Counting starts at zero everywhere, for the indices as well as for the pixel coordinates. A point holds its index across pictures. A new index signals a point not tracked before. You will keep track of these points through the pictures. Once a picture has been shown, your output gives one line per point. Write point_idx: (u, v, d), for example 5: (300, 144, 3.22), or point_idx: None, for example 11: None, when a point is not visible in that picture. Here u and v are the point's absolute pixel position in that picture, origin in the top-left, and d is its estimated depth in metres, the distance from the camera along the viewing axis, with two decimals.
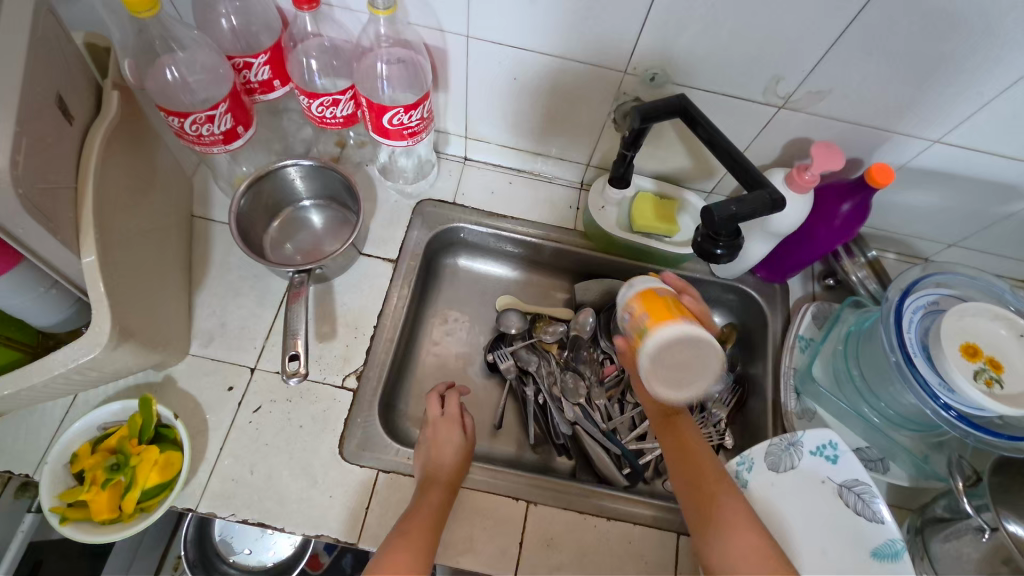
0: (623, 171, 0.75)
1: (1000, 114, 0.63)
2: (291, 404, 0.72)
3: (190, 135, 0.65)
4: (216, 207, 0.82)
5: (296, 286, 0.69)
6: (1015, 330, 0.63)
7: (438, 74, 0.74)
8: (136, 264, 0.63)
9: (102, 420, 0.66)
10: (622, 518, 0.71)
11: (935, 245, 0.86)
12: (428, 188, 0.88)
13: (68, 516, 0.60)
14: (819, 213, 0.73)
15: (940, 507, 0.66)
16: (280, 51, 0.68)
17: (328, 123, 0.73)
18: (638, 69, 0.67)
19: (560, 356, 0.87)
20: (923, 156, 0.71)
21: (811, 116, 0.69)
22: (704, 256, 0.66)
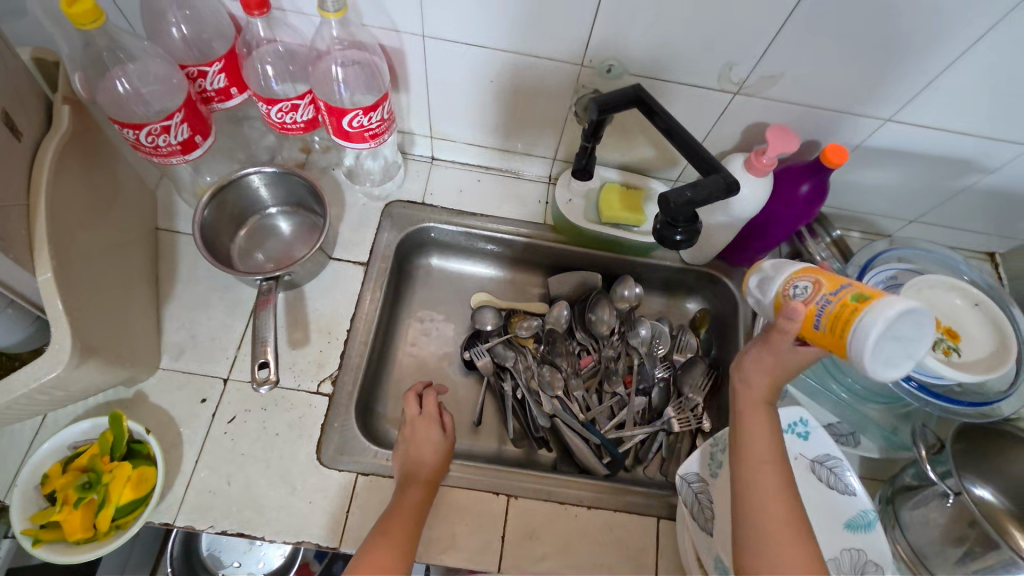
0: (585, 163, 0.75)
1: (943, 91, 0.65)
2: (266, 412, 0.72)
3: (146, 147, 0.64)
4: (181, 219, 0.81)
5: (265, 293, 0.69)
6: (971, 299, 0.65)
7: (398, 75, 0.74)
8: (98, 280, 0.62)
9: (72, 439, 0.65)
10: (602, 505, 0.72)
11: (897, 222, 0.89)
12: (396, 189, 0.88)
13: (41, 537, 0.59)
14: (779, 195, 0.74)
15: (909, 476, 0.68)
16: (234, 58, 0.67)
17: (290, 128, 0.73)
18: (594, 62, 0.68)
19: (536, 350, 0.87)
20: (876, 135, 0.73)
21: (766, 101, 0.70)
22: (663, 243, 0.66)
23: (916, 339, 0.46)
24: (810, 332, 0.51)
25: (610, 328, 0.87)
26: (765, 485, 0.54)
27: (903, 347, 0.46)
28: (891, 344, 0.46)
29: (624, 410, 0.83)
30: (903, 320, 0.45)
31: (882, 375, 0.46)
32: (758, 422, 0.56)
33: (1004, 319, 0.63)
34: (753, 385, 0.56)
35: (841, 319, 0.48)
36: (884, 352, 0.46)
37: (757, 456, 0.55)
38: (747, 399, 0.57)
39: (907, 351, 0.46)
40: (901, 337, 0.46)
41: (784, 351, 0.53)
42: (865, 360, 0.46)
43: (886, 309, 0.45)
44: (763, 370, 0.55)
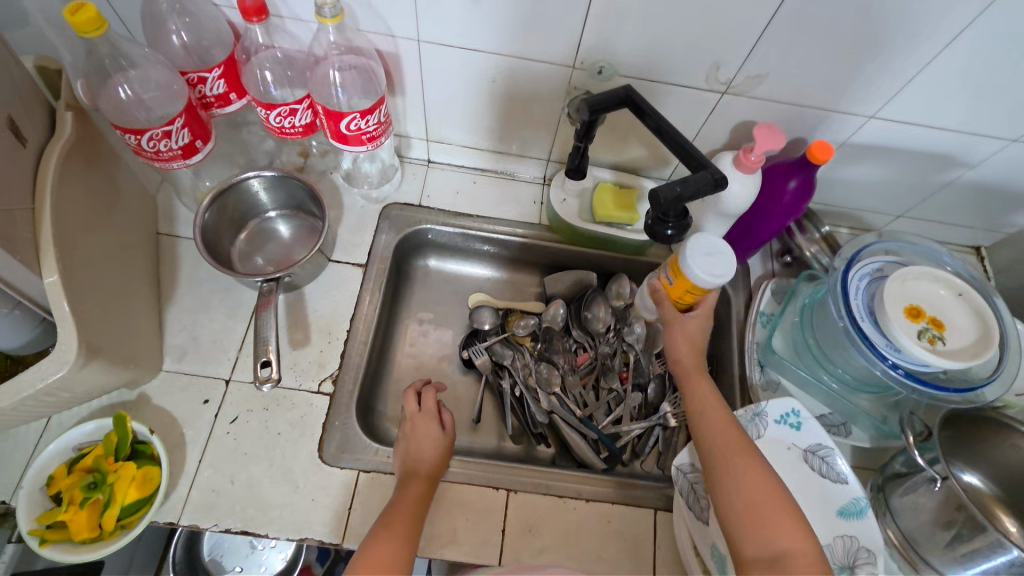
0: (579, 163, 0.76)
1: (924, 88, 0.67)
2: (267, 412, 0.73)
3: (147, 152, 0.65)
4: (181, 223, 0.82)
5: (265, 294, 0.70)
6: (954, 289, 0.67)
7: (393, 79, 0.76)
8: (102, 283, 0.63)
9: (77, 440, 0.66)
10: (600, 498, 0.73)
11: (884, 217, 0.91)
12: (393, 192, 0.89)
13: (48, 537, 0.60)
14: (768, 192, 0.76)
15: (899, 463, 0.69)
16: (233, 64, 0.69)
17: (288, 133, 0.74)
18: (585, 64, 0.70)
19: (534, 348, 0.89)
20: (860, 131, 0.75)
21: (753, 100, 0.72)
22: (656, 239, 0.68)
23: (717, 255, 0.65)
24: (677, 295, 0.70)
25: (606, 325, 0.88)
26: (731, 453, 0.60)
27: (717, 260, 0.65)
28: (707, 259, 0.64)
29: (620, 406, 0.85)
30: (699, 240, 0.66)
31: (718, 280, 0.64)
32: (699, 391, 0.66)
33: (987, 308, 0.65)
34: (682, 360, 0.69)
35: (675, 269, 0.69)
36: (706, 266, 0.64)
37: (718, 428, 0.62)
38: (686, 370, 0.68)
39: (718, 257, 0.65)
40: (711, 252, 0.65)
41: (686, 322, 0.70)
42: (703, 274, 0.64)
43: (691, 247, 0.66)
44: (683, 343, 0.70)
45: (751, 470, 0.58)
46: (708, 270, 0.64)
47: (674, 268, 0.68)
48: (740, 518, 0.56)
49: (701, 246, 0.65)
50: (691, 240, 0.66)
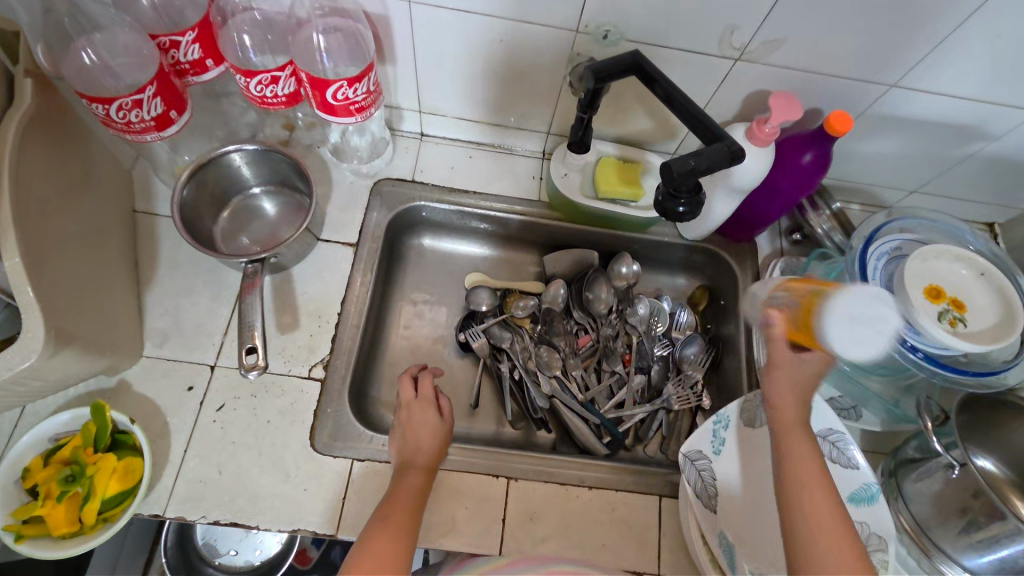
0: (582, 135, 0.72)
1: (951, 54, 0.63)
2: (255, 399, 0.70)
3: (117, 123, 0.60)
4: (160, 201, 0.78)
5: (250, 276, 0.66)
6: (976, 269, 0.64)
7: (383, 45, 0.70)
8: (71, 265, 0.59)
9: (53, 431, 0.63)
10: (603, 485, 0.71)
11: (898, 193, 0.87)
12: (385, 166, 0.84)
13: (24, 533, 0.57)
14: (781, 165, 0.72)
15: (912, 448, 0.67)
16: (209, 27, 0.63)
17: (271, 103, 0.69)
18: (590, 27, 0.65)
19: (533, 330, 0.86)
20: (879, 102, 0.71)
21: (767, 67, 0.68)
22: (666, 216, 0.64)
23: (875, 323, 0.51)
24: (798, 337, 0.59)
25: (608, 306, 0.85)
26: (806, 481, 0.55)
27: (869, 328, 0.51)
28: (853, 328, 0.51)
29: (623, 390, 0.82)
30: (855, 304, 0.52)
31: (852, 353, 0.52)
32: (800, 443, 0.57)
33: (1008, 286, 0.62)
34: (784, 408, 0.59)
35: (806, 317, 0.57)
36: (849, 335, 0.52)
37: (805, 470, 0.55)
38: (784, 420, 0.59)
39: (876, 329, 0.52)
40: (863, 318, 0.52)
41: (796, 368, 0.59)
42: (841, 346, 0.52)
43: (837, 302, 0.52)
44: (787, 391, 0.59)
45: (819, 491, 0.54)
46: (849, 340, 0.52)
47: (803, 314, 0.58)
48: (800, 534, 0.53)
49: (852, 309, 0.51)
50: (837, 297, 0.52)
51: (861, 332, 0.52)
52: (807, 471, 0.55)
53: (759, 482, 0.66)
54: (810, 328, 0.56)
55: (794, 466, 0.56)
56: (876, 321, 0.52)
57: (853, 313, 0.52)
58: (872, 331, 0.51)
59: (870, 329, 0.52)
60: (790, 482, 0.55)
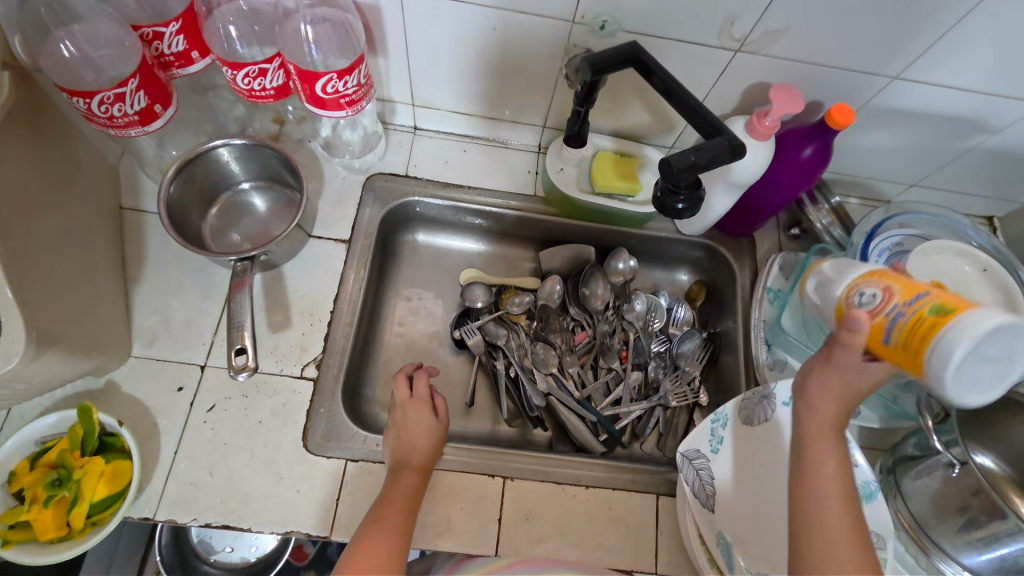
0: (578, 129, 0.71)
1: (955, 45, 0.61)
2: (247, 400, 0.68)
3: (100, 117, 0.59)
4: (146, 196, 0.76)
5: (240, 274, 0.65)
6: (978, 265, 0.63)
7: (374, 36, 0.68)
8: (52, 264, 0.58)
9: (39, 434, 0.61)
10: (600, 484, 0.70)
11: (897, 187, 0.86)
12: (377, 161, 0.83)
13: (10, 538, 0.56)
14: (781, 159, 0.71)
15: (911, 446, 0.67)
16: (193, 17, 0.61)
17: (259, 96, 0.67)
18: (587, 18, 0.64)
19: (529, 327, 0.84)
20: (881, 95, 0.70)
21: (768, 59, 0.66)
22: (665, 213, 0.63)
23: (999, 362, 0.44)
24: (879, 346, 0.50)
25: (605, 303, 0.84)
26: (829, 497, 0.50)
27: (990, 370, 0.45)
28: (979, 366, 0.44)
29: (620, 386, 0.81)
30: (992, 338, 0.43)
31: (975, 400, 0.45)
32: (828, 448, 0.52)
33: (1013, 285, 0.61)
34: (821, 413, 0.52)
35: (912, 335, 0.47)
36: (968, 375, 0.44)
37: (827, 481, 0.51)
38: (814, 430, 0.53)
39: (998, 372, 0.45)
40: (992, 357, 0.44)
41: (848, 368, 0.51)
42: (951, 382, 0.44)
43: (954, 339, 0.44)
44: (833, 396, 0.52)
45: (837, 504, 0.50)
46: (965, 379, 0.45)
47: (909, 330, 0.47)
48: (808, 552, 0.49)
49: (991, 345, 0.43)
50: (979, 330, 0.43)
51: (980, 376, 0.45)
52: (829, 486, 0.51)
53: (759, 485, 0.65)
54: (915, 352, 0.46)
55: (821, 480, 0.51)
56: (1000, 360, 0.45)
57: (987, 350, 0.44)
58: (992, 380, 0.45)
59: (990, 373, 0.45)
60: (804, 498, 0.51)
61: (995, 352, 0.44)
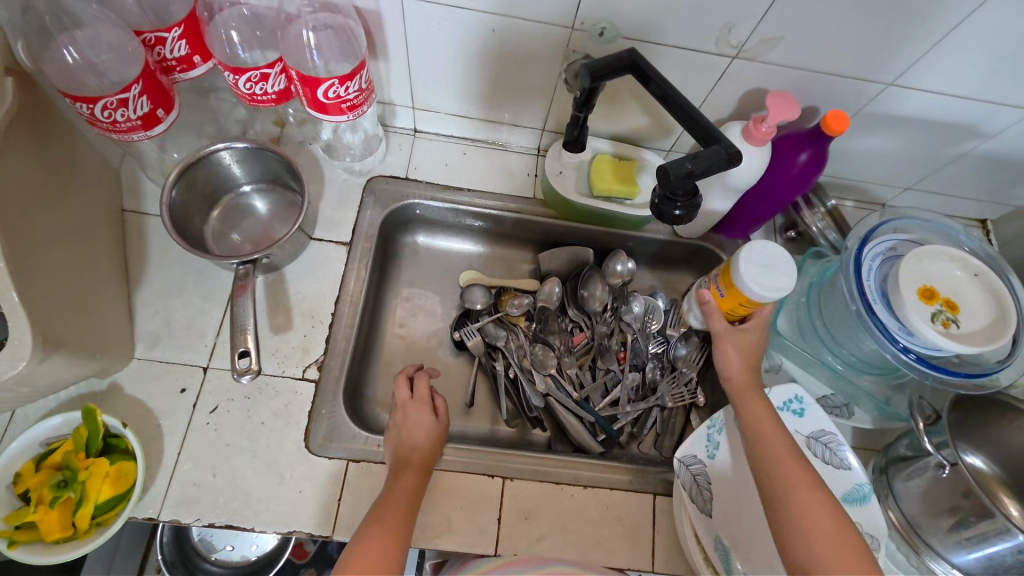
0: (578, 134, 0.71)
1: (949, 53, 0.62)
2: (250, 401, 0.69)
3: (102, 122, 0.59)
4: (148, 199, 0.76)
5: (242, 277, 0.66)
6: (970, 270, 0.64)
7: (375, 41, 0.69)
8: (57, 269, 0.58)
9: (44, 436, 0.62)
10: (598, 484, 0.71)
11: (892, 190, 0.87)
12: (378, 164, 0.83)
13: (16, 539, 0.57)
14: (777, 163, 0.72)
15: (903, 447, 0.68)
16: (196, 23, 0.62)
17: (260, 100, 0.68)
18: (586, 25, 0.64)
19: (528, 328, 0.85)
20: (876, 100, 0.71)
21: (764, 65, 0.67)
22: (662, 219, 0.63)
23: (776, 264, 0.65)
24: (731, 303, 0.69)
25: (603, 304, 0.85)
26: (798, 486, 0.56)
27: (770, 272, 0.64)
28: (761, 269, 0.64)
29: (618, 387, 0.82)
30: (756, 250, 0.65)
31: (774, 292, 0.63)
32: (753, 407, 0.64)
33: (1004, 289, 0.62)
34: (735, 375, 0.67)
35: (727, 283, 0.68)
36: (762, 278, 0.64)
37: (782, 463, 0.58)
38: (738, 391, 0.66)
39: (776, 269, 0.65)
40: (768, 264, 0.65)
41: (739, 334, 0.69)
42: (759, 288, 0.64)
43: (743, 258, 0.65)
44: (734, 358, 0.68)
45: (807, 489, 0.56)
46: (763, 282, 0.64)
47: (725, 280, 0.69)
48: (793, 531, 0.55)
49: (753, 255, 0.65)
50: (745, 248, 0.66)
51: (773, 276, 0.64)
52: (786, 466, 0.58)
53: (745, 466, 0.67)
54: (734, 289, 0.67)
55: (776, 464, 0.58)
56: (778, 263, 0.65)
57: (757, 258, 0.65)
58: (780, 273, 0.64)
59: (776, 273, 0.64)
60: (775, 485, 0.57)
61: (768, 259, 0.65)
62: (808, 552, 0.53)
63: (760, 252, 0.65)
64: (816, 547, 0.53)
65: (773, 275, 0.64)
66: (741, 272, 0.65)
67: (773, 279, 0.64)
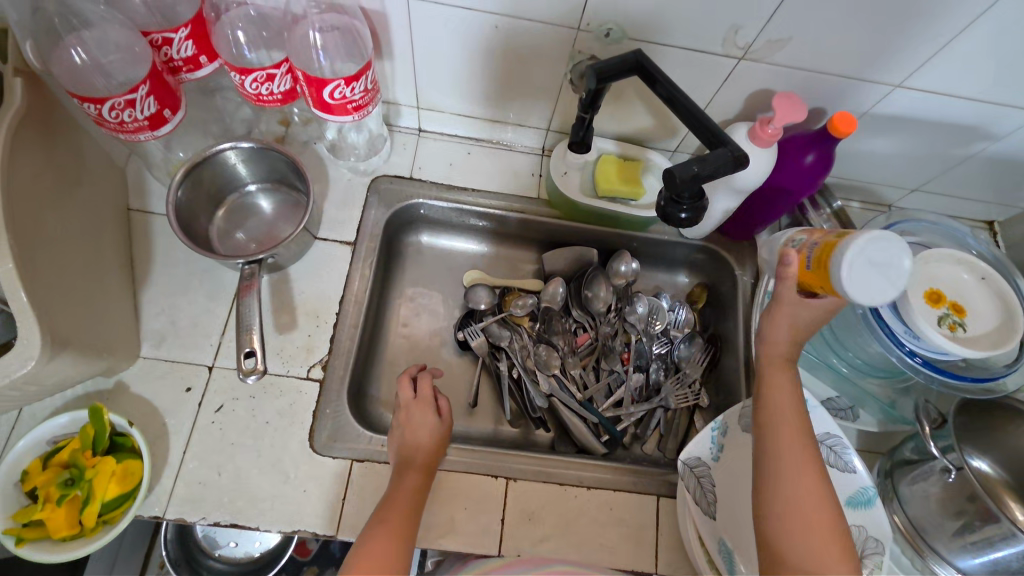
0: (583, 134, 0.71)
1: (958, 55, 0.62)
2: (254, 400, 0.69)
3: (110, 123, 0.59)
4: (155, 199, 0.76)
5: (248, 277, 0.66)
6: (977, 273, 0.64)
7: (381, 41, 0.69)
8: (65, 269, 0.59)
9: (51, 434, 0.62)
10: (602, 485, 0.71)
11: (898, 191, 0.87)
12: (382, 163, 0.83)
13: (25, 536, 0.57)
14: (783, 165, 0.71)
15: (908, 450, 0.68)
16: (202, 23, 0.62)
17: (266, 100, 0.68)
18: (592, 25, 0.64)
19: (532, 328, 0.85)
20: (884, 102, 0.70)
21: (771, 67, 0.67)
22: (667, 221, 0.63)
23: (892, 263, 0.52)
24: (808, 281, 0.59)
25: (607, 304, 0.84)
26: (798, 454, 0.54)
27: (878, 273, 0.52)
28: (870, 264, 0.51)
29: (621, 388, 0.82)
30: (872, 244, 0.52)
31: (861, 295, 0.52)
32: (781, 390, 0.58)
33: (1010, 292, 0.62)
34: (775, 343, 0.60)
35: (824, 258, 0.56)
36: (863, 274, 0.52)
37: (794, 455, 0.55)
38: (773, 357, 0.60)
39: (887, 275, 0.52)
40: (880, 262, 0.52)
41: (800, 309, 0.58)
42: (849, 281, 0.52)
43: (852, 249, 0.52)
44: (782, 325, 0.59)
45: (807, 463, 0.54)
46: (858, 282, 0.52)
47: (825, 252, 0.56)
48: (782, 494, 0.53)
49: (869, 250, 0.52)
50: (860, 237, 0.52)
51: (877, 277, 0.52)
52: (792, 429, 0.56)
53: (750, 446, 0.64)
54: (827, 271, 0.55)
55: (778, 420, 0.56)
56: (892, 263, 0.52)
57: (870, 250, 0.52)
58: (887, 279, 0.52)
59: (883, 275, 0.52)
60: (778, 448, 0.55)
61: (884, 255, 0.52)
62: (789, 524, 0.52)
63: (884, 242, 0.52)
64: (798, 520, 0.52)
65: (873, 275, 0.52)
66: (840, 262, 0.52)
67: (877, 280, 0.52)
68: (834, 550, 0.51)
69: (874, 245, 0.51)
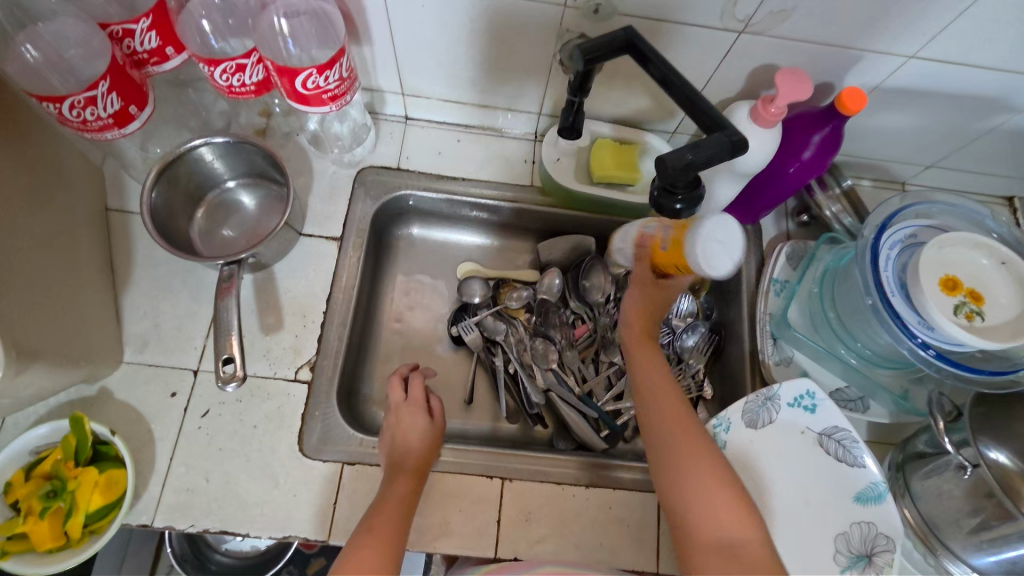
0: (573, 120, 0.67)
1: (977, 22, 0.57)
2: (241, 404, 0.68)
3: (72, 121, 0.56)
4: (133, 198, 0.74)
5: (227, 279, 0.63)
6: (996, 257, 0.60)
7: (356, 24, 0.65)
8: (32, 277, 0.57)
9: (32, 445, 0.61)
10: (601, 484, 0.69)
11: (912, 168, 0.82)
12: (367, 154, 0.80)
13: (8, 550, 0.56)
14: (789, 146, 0.67)
15: (922, 443, 0.65)
16: (165, 12, 0.58)
17: (239, 92, 0.64)
18: (579, 1, 0.60)
19: (528, 321, 0.82)
20: (896, 74, 0.66)
21: (774, 39, 0.62)
22: (661, 213, 0.58)
23: (732, 241, 0.60)
24: (659, 260, 0.68)
25: (606, 295, 0.82)
26: (662, 402, 0.60)
27: (725, 249, 0.59)
28: (714, 247, 0.59)
29: (622, 380, 0.80)
30: (715, 227, 0.60)
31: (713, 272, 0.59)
32: (651, 368, 0.64)
33: None
34: (633, 325, 0.70)
35: (675, 241, 0.63)
36: (710, 254, 0.59)
37: (663, 404, 0.60)
38: (632, 335, 0.69)
39: (727, 249, 0.60)
40: (723, 241, 0.60)
41: (653, 285, 0.71)
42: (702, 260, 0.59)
43: (702, 227, 0.60)
44: (636, 315, 0.70)
45: (671, 405, 0.59)
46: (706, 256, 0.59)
47: (676, 236, 0.64)
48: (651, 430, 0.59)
49: (715, 229, 0.60)
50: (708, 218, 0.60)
51: (722, 253, 0.59)
52: (655, 381, 0.62)
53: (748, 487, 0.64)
54: (680, 248, 0.62)
55: (646, 382, 0.62)
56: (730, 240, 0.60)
57: (714, 236, 0.60)
58: (728, 255, 0.59)
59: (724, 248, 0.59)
60: (645, 404, 0.61)
61: (727, 236, 0.60)
62: (663, 452, 0.56)
63: (723, 226, 0.60)
64: (667, 445, 0.56)
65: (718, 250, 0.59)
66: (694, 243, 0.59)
67: (717, 254, 0.59)
68: (700, 463, 0.54)
69: (715, 229, 0.60)
